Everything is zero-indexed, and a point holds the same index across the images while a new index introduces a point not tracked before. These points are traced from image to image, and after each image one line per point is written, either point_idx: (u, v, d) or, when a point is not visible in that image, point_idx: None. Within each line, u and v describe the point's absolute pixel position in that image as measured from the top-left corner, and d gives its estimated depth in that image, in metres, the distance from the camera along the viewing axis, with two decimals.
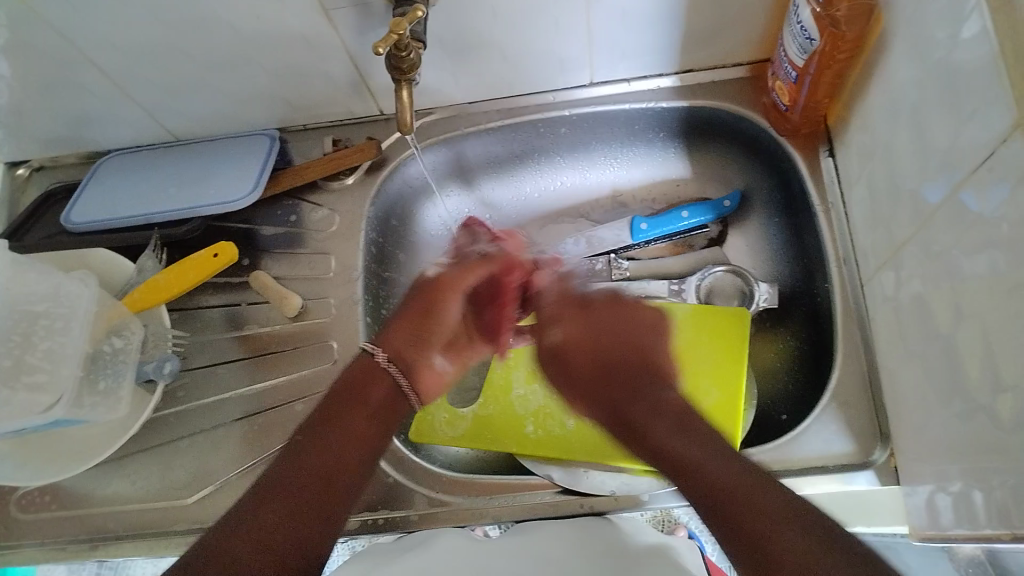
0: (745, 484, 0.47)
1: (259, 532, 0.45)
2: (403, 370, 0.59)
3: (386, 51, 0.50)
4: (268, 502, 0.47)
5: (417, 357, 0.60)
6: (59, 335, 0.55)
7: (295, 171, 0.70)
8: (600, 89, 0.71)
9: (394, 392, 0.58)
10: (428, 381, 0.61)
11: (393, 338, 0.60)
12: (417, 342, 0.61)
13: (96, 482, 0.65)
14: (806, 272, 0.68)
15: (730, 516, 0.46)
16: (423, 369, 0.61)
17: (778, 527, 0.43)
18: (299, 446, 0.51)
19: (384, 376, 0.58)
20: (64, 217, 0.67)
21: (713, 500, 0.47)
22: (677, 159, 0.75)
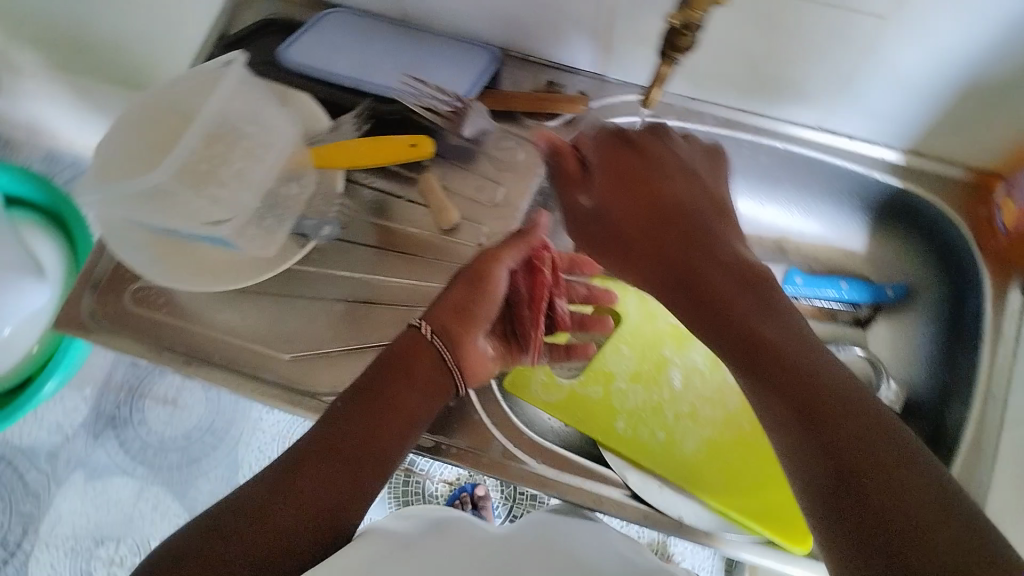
0: (883, 471, 0.39)
1: (300, 492, 0.47)
2: (450, 348, 0.56)
3: (674, 26, 0.49)
4: (315, 461, 0.49)
5: (473, 338, 0.57)
6: (252, 160, 0.55)
7: (501, 96, 0.70)
8: (823, 136, 0.69)
9: (439, 367, 0.56)
10: (472, 356, 0.58)
11: (440, 312, 0.56)
12: (466, 318, 0.57)
13: (210, 305, 0.66)
14: (942, 390, 0.67)
15: (838, 478, 0.40)
16: (471, 344, 0.57)
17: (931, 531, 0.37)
18: (346, 403, 0.53)
19: (428, 350, 0.55)
20: (280, 48, 0.68)
21: (840, 481, 0.40)
22: (859, 230, 0.74)
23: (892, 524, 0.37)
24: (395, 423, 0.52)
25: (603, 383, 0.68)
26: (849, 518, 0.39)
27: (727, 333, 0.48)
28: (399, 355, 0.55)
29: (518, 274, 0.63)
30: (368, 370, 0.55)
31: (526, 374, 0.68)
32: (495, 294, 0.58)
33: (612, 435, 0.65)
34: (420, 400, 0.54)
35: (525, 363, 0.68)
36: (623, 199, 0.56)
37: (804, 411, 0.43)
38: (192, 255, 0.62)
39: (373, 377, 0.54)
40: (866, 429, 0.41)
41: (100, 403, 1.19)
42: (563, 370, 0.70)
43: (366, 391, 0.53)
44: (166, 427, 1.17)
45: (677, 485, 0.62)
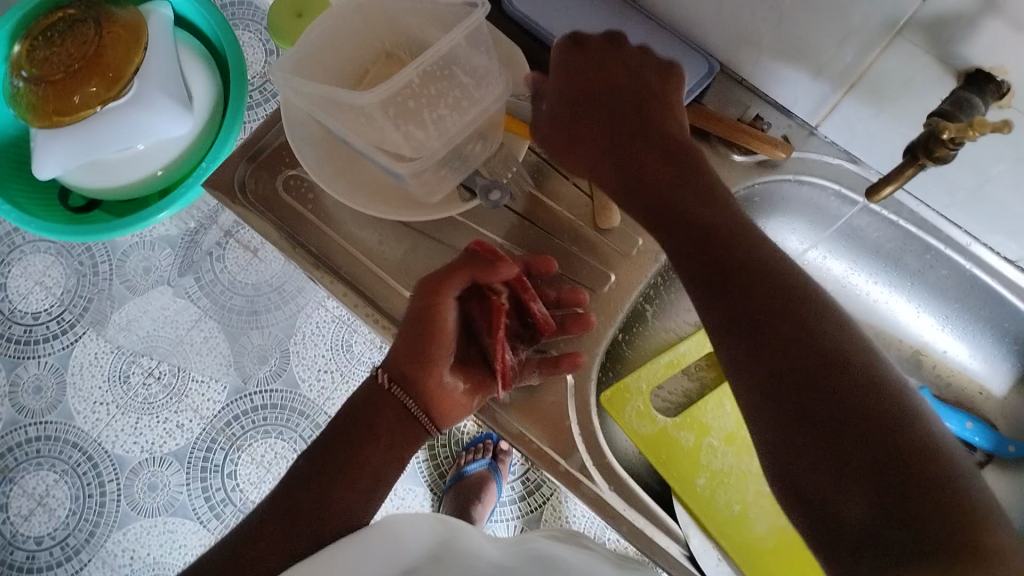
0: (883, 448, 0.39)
1: (258, 553, 0.54)
2: (407, 392, 0.60)
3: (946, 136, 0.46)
4: (281, 505, 0.56)
5: (432, 382, 0.59)
6: (455, 112, 0.53)
7: (705, 113, 0.65)
8: (1014, 273, 0.64)
9: (403, 412, 0.60)
10: (438, 398, 0.60)
11: (396, 362, 0.59)
12: (417, 363, 0.58)
13: (353, 217, 0.66)
14: None
15: (843, 451, 0.39)
16: (433, 386, 0.59)
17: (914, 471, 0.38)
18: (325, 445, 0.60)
19: (391, 398, 0.60)
20: None
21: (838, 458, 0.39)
22: (1006, 374, 0.70)
23: (887, 470, 0.38)
24: (356, 474, 0.58)
25: (696, 434, 0.67)
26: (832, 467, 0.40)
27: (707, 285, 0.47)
28: (366, 403, 0.61)
29: (476, 306, 0.60)
30: (354, 408, 0.61)
31: (626, 395, 0.67)
32: (440, 331, 0.57)
33: (690, 489, 0.64)
34: (380, 444, 0.60)
35: (628, 387, 0.67)
36: (605, 116, 0.55)
37: (771, 366, 0.43)
38: (360, 170, 0.62)
39: (358, 429, 0.60)
40: (839, 365, 0.41)
41: (193, 232, 1.21)
42: (663, 399, 0.70)
43: (347, 430, 0.60)
44: (241, 272, 1.19)
45: (735, 562, 0.63)
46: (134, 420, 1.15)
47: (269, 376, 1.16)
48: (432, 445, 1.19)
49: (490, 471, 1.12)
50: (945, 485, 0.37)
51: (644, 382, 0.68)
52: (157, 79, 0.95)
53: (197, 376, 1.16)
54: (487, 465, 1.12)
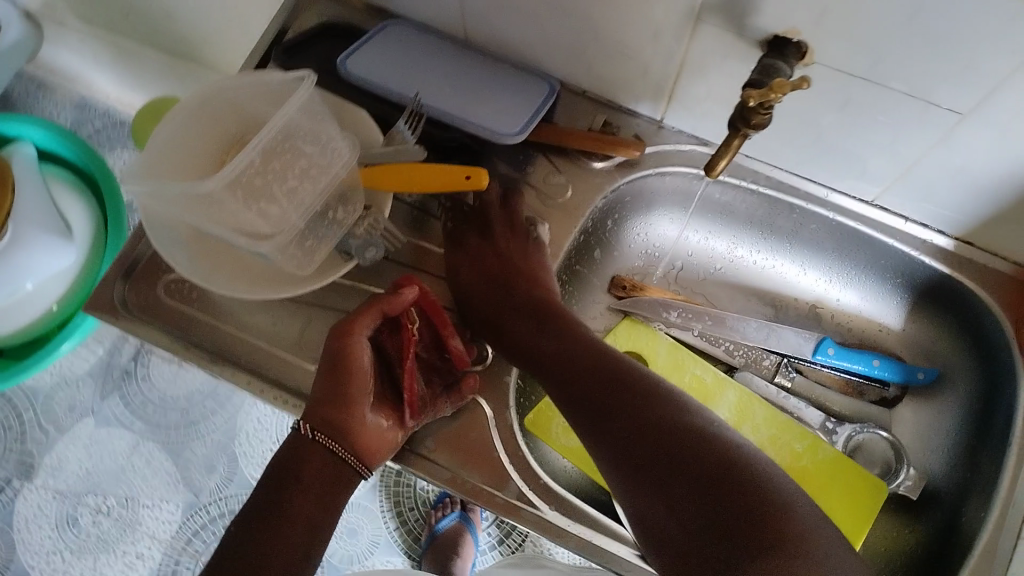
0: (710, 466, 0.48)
1: None
2: (336, 437, 0.57)
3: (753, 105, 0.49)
4: None
5: (358, 418, 0.58)
6: (308, 180, 0.54)
7: (557, 131, 0.69)
8: (876, 213, 0.68)
9: (330, 459, 0.57)
10: (366, 435, 0.58)
11: (317, 409, 0.58)
12: (336, 399, 0.57)
13: (243, 307, 0.66)
14: (962, 486, 0.66)
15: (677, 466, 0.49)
16: (363, 426, 0.58)
17: (746, 505, 0.46)
18: (248, 517, 0.56)
19: (316, 446, 0.57)
20: (340, 58, 0.67)
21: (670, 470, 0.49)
22: (895, 307, 0.73)
23: (728, 519, 0.46)
24: (302, 516, 0.57)
25: None
26: (687, 516, 0.48)
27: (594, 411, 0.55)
28: (289, 458, 0.58)
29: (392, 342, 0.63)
30: (281, 455, 0.59)
31: (552, 413, 0.69)
32: (348, 363, 0.58)
33: None
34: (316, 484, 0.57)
35: (550, 405, 0.68)
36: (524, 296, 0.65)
37: (619, 416, 0.53)
38: (237, 260, 0.61)
39: (291, 471, 0.57)
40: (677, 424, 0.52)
41: (108, 356, 1.19)
42: None
43: (269, 497, 0.57)
44: (170, 385, 1.18)
45: None
46: (92, 561, 1.11)
47: (222, 482, 1.13)
48: (400, 511, 1.16)
49: (463, 523, 1.12)
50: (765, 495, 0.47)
51: None
52: (32, 217, 0.95)
53: (146, 502, 1.13)
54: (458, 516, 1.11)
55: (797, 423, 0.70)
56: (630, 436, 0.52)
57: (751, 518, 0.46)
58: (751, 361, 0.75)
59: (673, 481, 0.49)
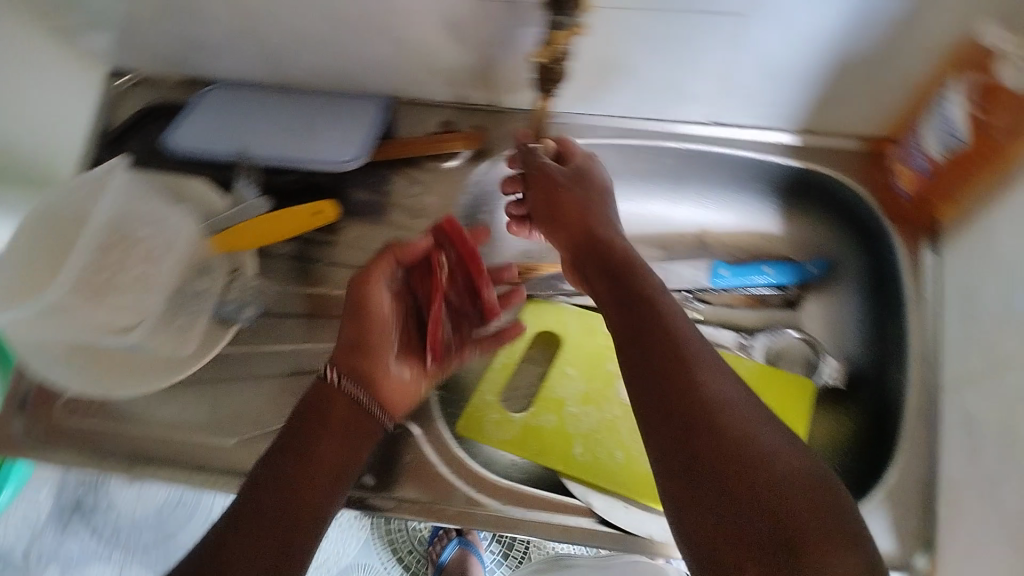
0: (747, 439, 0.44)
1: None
2: (362, 387, 0.58)
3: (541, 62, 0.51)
4: (247, 521, 0.49)
5: (382, 369, 0.59)
6: (154, 262, 0.56)
7: (397, 143, 0.71)
8: (718, 130, 0.71)
9: (355, 408, 0.57)
10: (387, 389, 0.60)
11: (342, 357, 0.58)
12: (363, 353, 0.59)
13: (144, 405, 0.65)
14: (879, 357, 0.68)
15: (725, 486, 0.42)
16: (386, 382, 0.60)
17: (789, 491, 0.42)
18: (264, 476, 0.52)
19: (340, 394, 0.57)
20: (165, 137, 0.68)
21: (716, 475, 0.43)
22: (768, 213, 0.76)
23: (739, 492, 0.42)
24: (282, 529, 0.50)
25: (555, 411, 0.69)
26: (710, 500, 0.43)
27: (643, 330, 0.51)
28: (312, 406, 0.56)
29: (434, 250, 0.64)
30: (268, 457, 0.53)
31: (478, 414, 0.69)
32: (370, 312, 0.60)
33: (571, 461, 0.65)
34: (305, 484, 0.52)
35: (476, 406, 0.69)
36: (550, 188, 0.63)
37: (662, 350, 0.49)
38: (122, 360, 0.57)
39: (270, 476, 0.52)
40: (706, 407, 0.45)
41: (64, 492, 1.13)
42: (514, 402, 0.71)
43: (284, 456, 0.53)
44: (132, 507, 1.11)
45: (642, 502, 0.62)
46: None
47: None
48: (400, 556, 1.11)
49: (465, 547, 1.06)
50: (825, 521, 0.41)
51: (489, 395, 0.70)
52: None
53: None
54: (459, 543, 1.05)
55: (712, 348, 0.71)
56: (654, 370, 0.48)
57: (793, 535, 0.40)
58: None
59: (680, 432, 0.45)
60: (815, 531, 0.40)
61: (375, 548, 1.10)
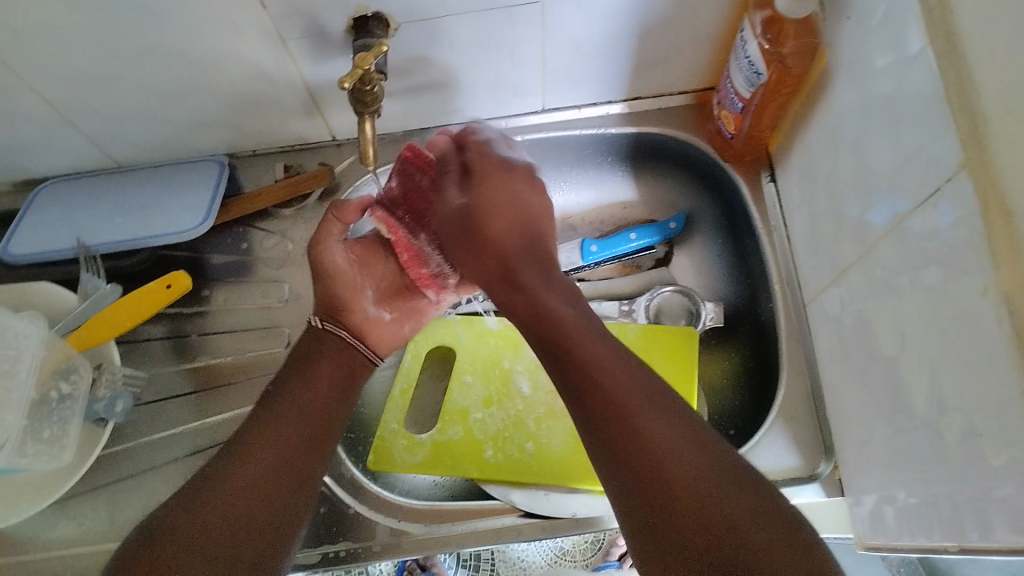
0: (690, 463, 0.42)
1: (225, 503, 0.46)
2: (351, 331, 0.61)
3: (351, 86, 0.52)
4: (237, 459, 0.49)
5: (357, 314, 0.61)
6: (3, 380, 0.53)
7: (246, 198, 0.69)
8: (553, 115, 0.72)
9: (343, 347, 0.60)
10: (376, 334, 0.62)
11: (319, 302, 0.62)
12: (337, 309, 0.61)
13: (41, 525, 0.61)
14: (750, 291, 0.71)
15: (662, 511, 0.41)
16: (364, 321, 0.62)
17: (750, 533, 0.38)
18: (256, 422, 0.52)
19: (328, 336, 0.60)
20: (0, 248, 0.65)
21: (650, 493, 0.42)
22: (623, 181, 0.78)
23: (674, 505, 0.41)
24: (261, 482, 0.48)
25: (460, 421, 0.69)
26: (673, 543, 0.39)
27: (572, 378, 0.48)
28: (299, 357, 0.59)
29: (374, 212, 0.61)
30: (250, 423, 0.52)
31: (386, 444, 0.69)
32: (330, 272, 0.61)
33: (485, 466, 0.66)
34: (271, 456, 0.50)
35: (382, 438, 0.68)
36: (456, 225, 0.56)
37: (580, 379, 0.47)
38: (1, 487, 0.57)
39: (255, 426, 0.52)
40: (635, 411, 0.45)
41: None
42: (420, 426, 0.72)
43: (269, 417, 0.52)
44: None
45: (561, 485, 0.64)
46: None
47: None
48: None
49: None
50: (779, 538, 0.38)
51: (394, 423, 0.70)
52: None
53: None
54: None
55: (598, 322, 0.73)
56: (598, 417, 0.46)
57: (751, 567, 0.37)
58: None
59: (643, 482, 0.42)
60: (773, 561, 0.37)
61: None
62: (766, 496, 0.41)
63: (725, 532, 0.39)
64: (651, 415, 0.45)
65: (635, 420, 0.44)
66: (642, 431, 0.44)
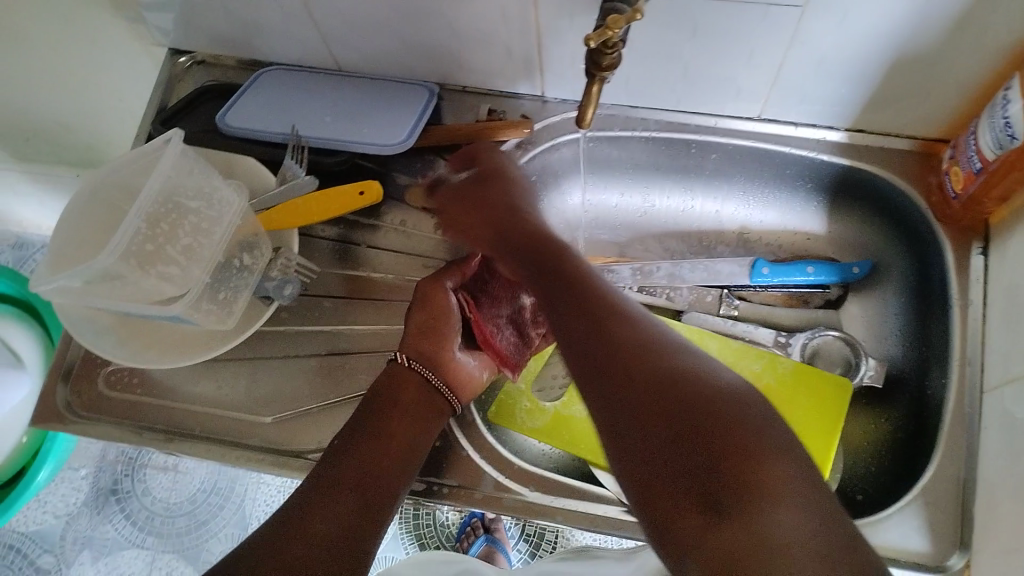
0: (705, 399, 0.39)
1: (316, 520, 0.48)
2: (430, 367, 0.60)
3: (594, 46, 0.51)
4: (332, 481, 0.51)
5: (445, 353, 0.61)
6: (200, 236, 0.56)
7: (445, 129, 0.70)
8: (766, 126, 0.69)
9: (423, 386, 0.59)
10: (456, 373, 0.61)
11: (410, 343, 0.60)
12: (431, 336, 0.60)
13: (186, 379, 0.66)
14: (923, 361, 0.67)
15: (664, 437, 0.38)
16: (451, 366, 0.61)
17: (741, 422, 0.38)
18: (348, 442, 0.55)
19: (409, 375, 0.59)
20: (218, 116, 0.69)
21: (656, 426, 0.39)
22: (815, 213, 0.75)
23: (687, 440, 0.38)
24: (363, 489, 0.52)
25: (588, 401, 0.69)
26: (659, 440, 0.38)
27: (560, 302, 0.48)
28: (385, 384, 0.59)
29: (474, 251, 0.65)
30: (343, 445, 0.54)
31: (511, 402, 0.69)
32: (432, 304, 0.61)
33: (601, 452, 0.65)
34: (373, 467, 0.53)
35: (509, 393, 0.69)
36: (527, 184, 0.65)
37: (594, 320, 0.46)
38: (165, 336, 0.61)
39: (349, 448, 0.54)
40: (646, 354, 0.42)
41: (107, 460, 1.07)
42: (547, 393, 0.72)
43: (362, 437, 0.55)
44: (169, 494, 1.04)
45: None
46: None
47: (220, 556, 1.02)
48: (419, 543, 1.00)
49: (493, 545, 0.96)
50: (793, 476, 0.36)
51: (523, 383, 0.70)
52: None
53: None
54: (485, 543, 0.94)
55: (750, 346, 0.70)
56: (598, 343, 0.44)
57: (727, 462, 0.37)
58: (694, 301, 0.75)
59: (620, 394, 0.41)
60: (761, 454, 0.37)
61: (403, 543, 0.97)
62: (761, 404, 0.40)
63: (736, 469, 0.36)
64: (665, 352, 0.42)
65: (646, 358, 0.42)
66: (650, 364, 0.42)
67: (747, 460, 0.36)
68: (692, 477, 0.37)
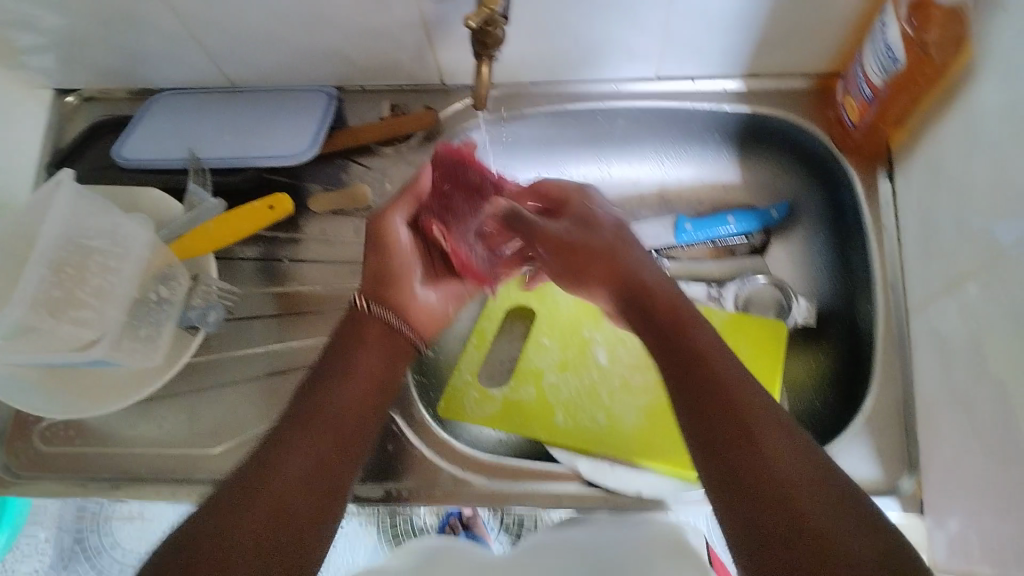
0: (801, 476, 0.40)
1: (279, 485, 0.45)
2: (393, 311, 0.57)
3: (476, 25, 0.51)
4: (292, 438, 0.47)
5: (401, 296, 0.58)
6: (111, 274, 0.55)
7: (348, 133, 0.70)
8: (666, 84, 0.70)
9: (388, 330, 0.56)
10: (418, 312, 0.59)
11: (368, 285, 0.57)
12: (389, 282, 0.58)
13: (123, 422, 0.64)
14: (850, 292, 0.68)
15: (758, 511, 0.40)
16: (413, 309, 0.59)
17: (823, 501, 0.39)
18: (309, 395, 0.51)
19: (371, 319, 0.55)
20: (115, 151, 0.67)
21: (752, 495, 0.41)
22: (728, 163, 0.76)
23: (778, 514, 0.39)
24: (326, 449, 0.48)
25: (535, 382, 0.69)
26: (756, 512, 0.40)
27: (669, 347, 0.49)
28: (342, 332, 0.55)
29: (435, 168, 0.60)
30: (306, 397, 0.50)
31: (459, 395, 0.69)
32: (390, 244, 0.58)
33: (554, 430, 0.66)
34: (341, 424, 0.50)
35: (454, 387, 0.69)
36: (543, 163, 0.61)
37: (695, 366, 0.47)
38: (93, 382, 0.60)
39: (311, 402, 0.50)
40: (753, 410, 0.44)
41: None
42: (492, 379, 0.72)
43: (324, 388, 0.51)
44: None
45: (626, 460, 0.63)
46: None
47: None
48: None
49: None
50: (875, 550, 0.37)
51: (467, 373, 0.70)
52: None
53: None
54: None
55: None
56: (688, 382, 0.46)
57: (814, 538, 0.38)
58: None
59: (727, 457, 0.43)
60: (844, 535, 0.38)
61: None
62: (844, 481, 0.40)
63: (819, 546, 0.37)
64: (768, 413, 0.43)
65: (752, 416, 0.43)
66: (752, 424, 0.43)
67: (825, 539, 0.38)
68: (781, 549, 0.38)
